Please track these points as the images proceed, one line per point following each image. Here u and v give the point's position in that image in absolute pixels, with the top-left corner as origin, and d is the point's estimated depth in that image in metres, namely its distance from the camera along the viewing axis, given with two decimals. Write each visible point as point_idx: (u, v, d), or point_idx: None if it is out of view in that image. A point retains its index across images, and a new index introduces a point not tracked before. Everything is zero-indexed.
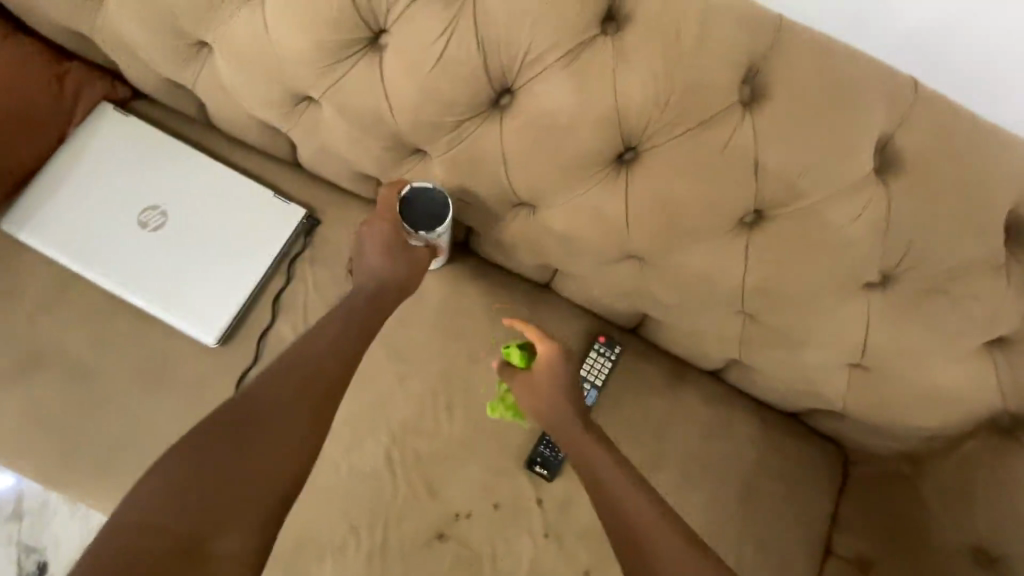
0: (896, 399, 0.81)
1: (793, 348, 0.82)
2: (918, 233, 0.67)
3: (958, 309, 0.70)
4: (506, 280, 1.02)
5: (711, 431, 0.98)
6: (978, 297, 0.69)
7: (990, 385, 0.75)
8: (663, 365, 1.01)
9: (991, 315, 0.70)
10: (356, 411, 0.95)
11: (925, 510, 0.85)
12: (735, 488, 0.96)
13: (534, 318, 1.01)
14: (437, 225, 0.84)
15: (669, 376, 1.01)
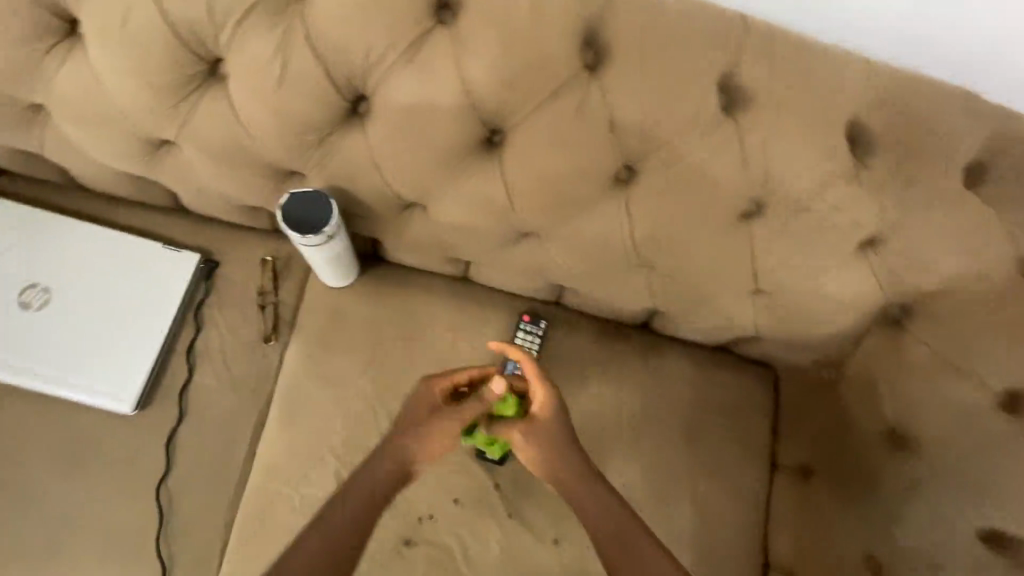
0: (798, 315, 0.86)
1: (697, 288, 0.86)
2: (774, 159, 0.71)
3: (827, 220, 0.75)
4: (423, 280, 1.02)
5: (649, 382, 1.02)
6: (842, 206, 0.73)
7: (877, 284, 0.80)
8: (591, 329, 1.04)
9: (857, 219, 0.74)
10: (298, 443, 0.94)
11: (846, 408, 0.91)
12: (679, 429, 1.00)
13: (458, 311, 1.01)
14: (324, 225, 0.78)
15: (599, 338, 1.04)
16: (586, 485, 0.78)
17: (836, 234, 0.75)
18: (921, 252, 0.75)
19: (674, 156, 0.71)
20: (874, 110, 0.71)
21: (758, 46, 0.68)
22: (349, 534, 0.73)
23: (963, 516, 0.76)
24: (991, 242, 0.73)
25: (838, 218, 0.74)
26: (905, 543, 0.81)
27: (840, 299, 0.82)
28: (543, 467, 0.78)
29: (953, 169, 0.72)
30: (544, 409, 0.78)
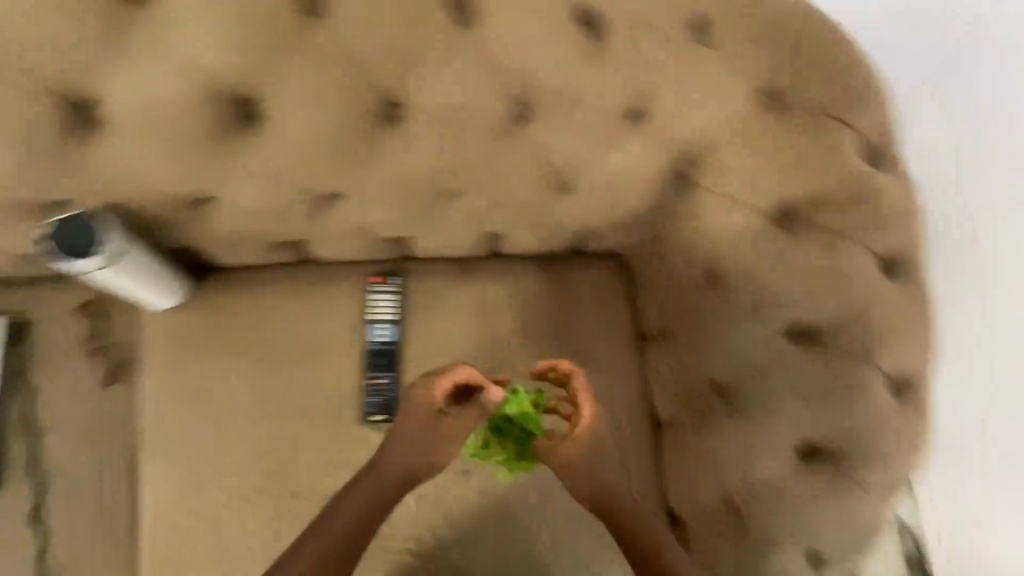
0: (607, 200, 0.92)
1: (511, 201, 0.91)
2: (513, 62, 0.75)
3: (587, 106, 0.80)
4: (261, 277, 1.00)
5: (507, 302, 1.07)
6: (592, 88, 0.79)
7: (659, 152, 0.86)
8: (443, 271, 1.07)
9: (617, 97, 0.80)
10: (184, 466, 0.94)
11: (679, 267, 0.95)
12: (551, 335, 1.07)
13: (306, 295, 1.00)
14: (77, 258, 0.76)
15: (453, 277, 1.07)
16: (619, 490, 0.84)
17: (602, 115, 0.82)
18: (681, 111, 0.82)
19: (427, 82, 0.74)
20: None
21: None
22: (358, 536, 0.85)
23: (766, 324, 0.87)
24: (733, 86, 0.82)
25: (597, 100, 0.80)
26: (731, 365, 0.91)
27: (634, 174, 0.89)
28: (580, 488, 0.84)
29: (679, 26, 0.79)
30: (588, 429, 0.82)
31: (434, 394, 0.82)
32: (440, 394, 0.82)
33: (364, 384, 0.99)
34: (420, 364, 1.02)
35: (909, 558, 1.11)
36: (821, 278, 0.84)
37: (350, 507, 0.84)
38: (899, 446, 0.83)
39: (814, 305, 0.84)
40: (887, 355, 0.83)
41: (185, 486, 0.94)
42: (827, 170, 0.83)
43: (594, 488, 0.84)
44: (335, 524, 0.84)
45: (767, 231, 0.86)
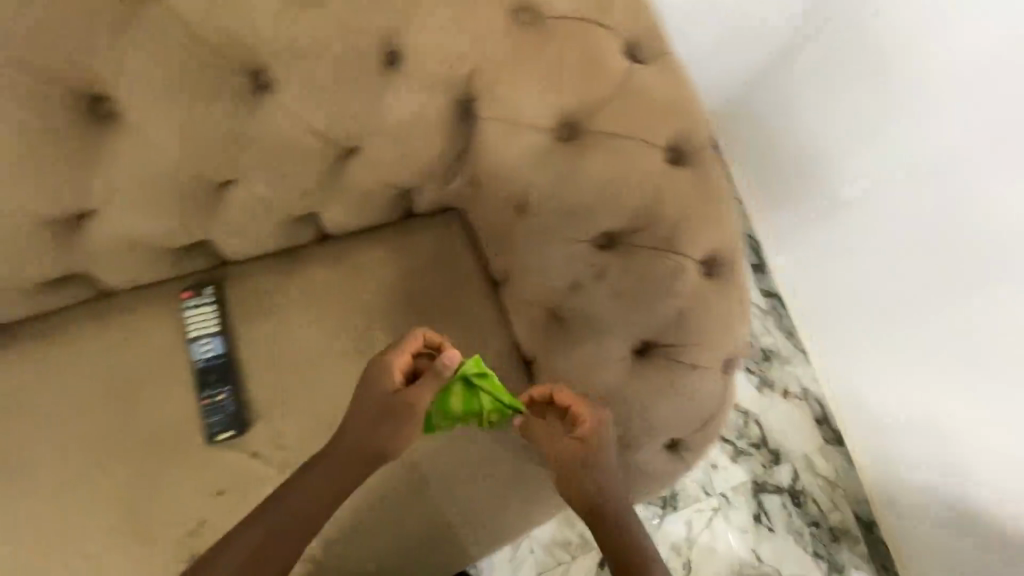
0: (398, 151, 0.87)
1: (293, 179, 0.85)
2: (221, 28, 0.71)
3: (325, 58, 0.75)
4: (64, 320, 0.96)
5: (345, 281, 1.05)
6: (321, 38, 0.74)
7: (425, 93, 0.82)
8: (266, 267, 1.02)
9: (356, 35, 0.75)
10: (28, 533, 0.89)
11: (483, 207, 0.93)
12: (397, 303, 1.07)
13: (124, 326, 0.96)
14: None
15: (280, 269, 1.02)
16: (586, 471, 0.85)
17: (351, 61, 0.76)
18: (432, 38, 0.78)
19: (136, 66, 0.71)
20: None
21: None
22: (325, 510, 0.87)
23: (577, 240, 0.85)
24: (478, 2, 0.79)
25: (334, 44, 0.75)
26: (551, 288, 0.88)
27: (412, 117, 0.83)
28: (562, 477, 0.86)
29: None
30: (588, 435, 0.84)
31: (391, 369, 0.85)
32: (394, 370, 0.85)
33: (200, 406, 0.93)
34: (262, 366, 0.97)
35: (807, 318, 1.65)
36: (614, 177, 0.83)
37: (313, 488, 0.85)
38: (721, 320, 0.87)
39: (616, 209, 0.84)
40: (692, 239, 0.85)
41: (31, 554, 0.89)
42: (595, 66, 0.81)
43: (566, 470, 0.85)
44: (292, 499, 0.85)
45: (552, 144, 0.83)
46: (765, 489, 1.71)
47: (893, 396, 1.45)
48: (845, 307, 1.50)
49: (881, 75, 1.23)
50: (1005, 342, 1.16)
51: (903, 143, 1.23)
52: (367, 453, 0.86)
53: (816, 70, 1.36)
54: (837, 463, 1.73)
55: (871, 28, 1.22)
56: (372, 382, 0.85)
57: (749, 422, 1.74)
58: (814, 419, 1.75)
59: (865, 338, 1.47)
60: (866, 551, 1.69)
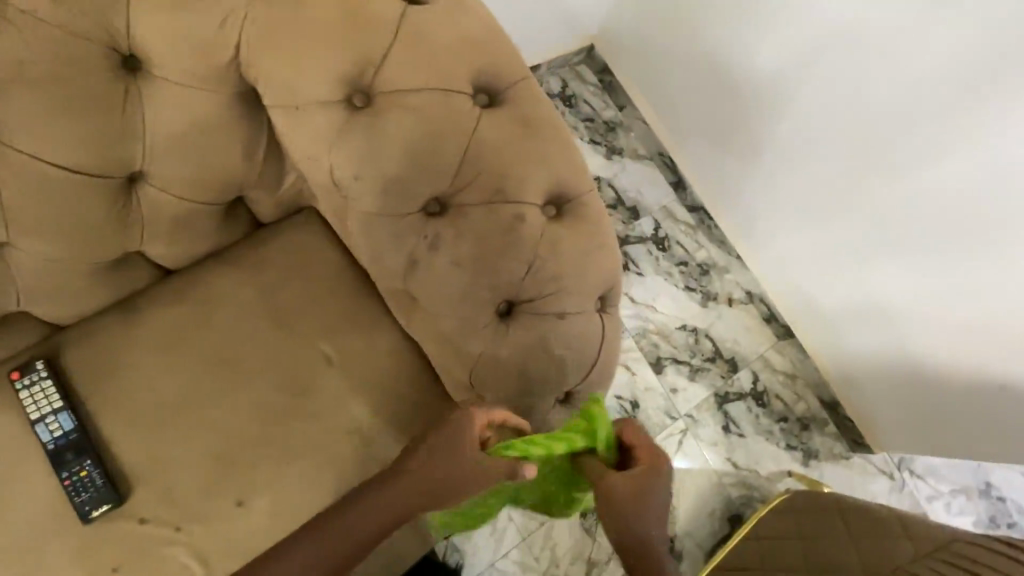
0: (187, 164, 0.78)
1: (77, 223, 0.76)
2: None
3: (39, 84, 0.66)
4: None
5: (201, 315, 0.97)
6: (23, 60, 0.64)
7: (184, 92, 0.73)
8: (106, 322, 0.94)
9: (63, 46, 0.65)
10: None
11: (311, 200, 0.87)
12: (264, 321, 0.98)
13: None
14: None
15: (122, 319, 0.94)
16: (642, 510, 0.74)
17: (72, 80, 0.67)
18: (161, 31, 0.69)
19: None
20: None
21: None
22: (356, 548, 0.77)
23: (403, 215, 0.78)
24: None
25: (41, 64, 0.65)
26: (400, 271, 0.82)
27: (180, 125, 0.75)
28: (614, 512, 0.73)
29: None
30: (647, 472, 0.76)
31: (468, 420, 0.74)
32: (474, 428, 0.73)
33: (64, 488, 0.86)
34: (126, 426, 0.90)
35: (736, 213, 1.68)
36: (419, 134, 0.74)
37: (359, 515, 0.76)
38: (584, 259, 0.80)
39: (432, 171, 0.76)
40: (525, 182, 0.77)
41: None
42: (359, 20, 0.72)
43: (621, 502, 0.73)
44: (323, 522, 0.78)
45: (343, 116, 0.75)
46: (729, 397, 1.74)
47: (843, 290, 1.48)
48: (767, 194, 1.54)
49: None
50: (912, 188, 1.21)
51: (799, 15, 1.25)
52: (420, 500, 0.74)
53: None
54: (792, 355, 1.77)
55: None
56: (460, 443, 0.73)
57: (699, 338, 1.77)
58: (762, 320, 1.78)
59: (790, 220, 1.51)
60: (835, 430, 1.74)
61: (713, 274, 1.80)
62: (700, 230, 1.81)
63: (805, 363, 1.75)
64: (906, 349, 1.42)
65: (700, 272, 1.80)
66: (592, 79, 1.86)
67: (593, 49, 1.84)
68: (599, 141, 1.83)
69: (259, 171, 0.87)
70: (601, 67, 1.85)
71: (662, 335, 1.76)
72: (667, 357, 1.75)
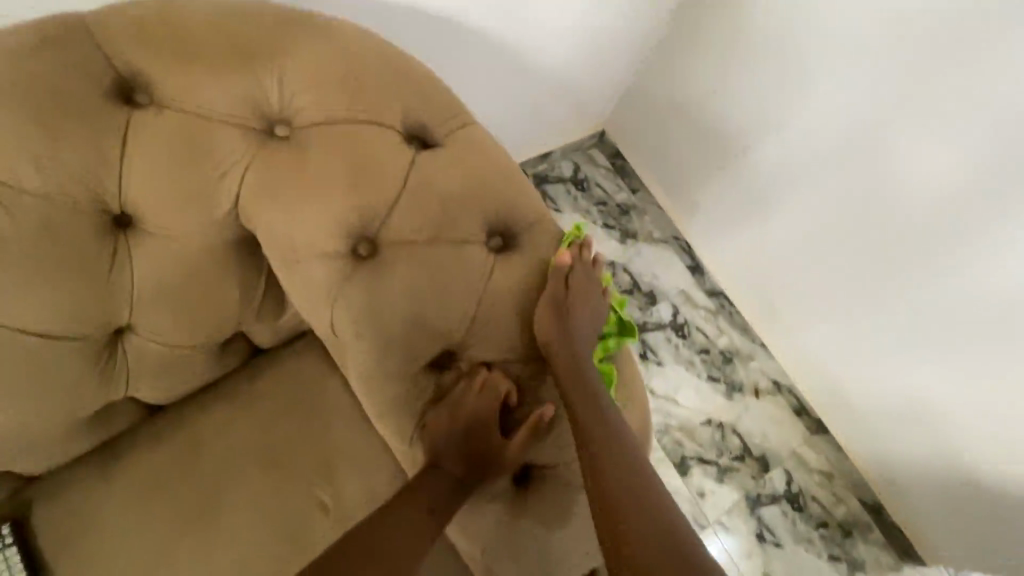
0: (178, 316, 0.73)
1: (58, 385, 0.70)
2: None
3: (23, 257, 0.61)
4: None
5: (188, 459, 0.89)
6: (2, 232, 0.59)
7: (180, 248, 0.68)
8: (85, 475, 0.86)
9: (47, 217, 0.61)
10: None
11: None
12: (257, 465, 0.90)
13: None
14: None
15: (104, 469, 0.86)
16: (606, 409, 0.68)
17: (57, 252, 0.62)
18: (157, 189, 0.65)
19: None
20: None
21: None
22: None
23: (407, 372, 0.71)
24: (208, 136, 0.65)
25: (20, 238, 0.60)
26: (406, 426, 0.74)
27: (173, 281, 0.70)
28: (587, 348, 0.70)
29: (77, 110, 0.60)
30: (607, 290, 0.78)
31: (488, 395, 0.69)
32: (494, 402, 0.69)
33: None
34: None
35: (755, 302, 1.54)
36: (427, 286, 0.69)
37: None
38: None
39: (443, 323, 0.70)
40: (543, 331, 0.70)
41: None
42: (366, 169, 0.68)
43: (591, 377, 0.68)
44: None
45: (345, 268, 0.69)
46: (761, 501, 1.52)
47: (888, 396, 1.32)
48: (793, 287, 1.40)
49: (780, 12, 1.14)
50: (967, 280, 1.08)
51: (818, 92, 1.16)
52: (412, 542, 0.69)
53: (707, 28, 1.28)
54: (827, 452, 1.55)
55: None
56: (480, 416, 0.69)
57: (726, 434, 1.57)
58: (792, 412, 1.58)
59: (819, 298, 1.36)
60: (881, 536, 1.49)
61: (736, 362, 1.62)
62: (720, 315, 1.64)
63: (841, 461, 1.53)
64: (961, 453, 1.24)
65: (722, 360, 1.62)
66: (605, 162, 1.72)
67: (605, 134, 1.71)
68: (613, 227, 1.68)
69: (255, 310, 0.81)
70: (615, 152, 1.71)
71: (686, 431, 1.57)
72: (692, 458, 1.55)
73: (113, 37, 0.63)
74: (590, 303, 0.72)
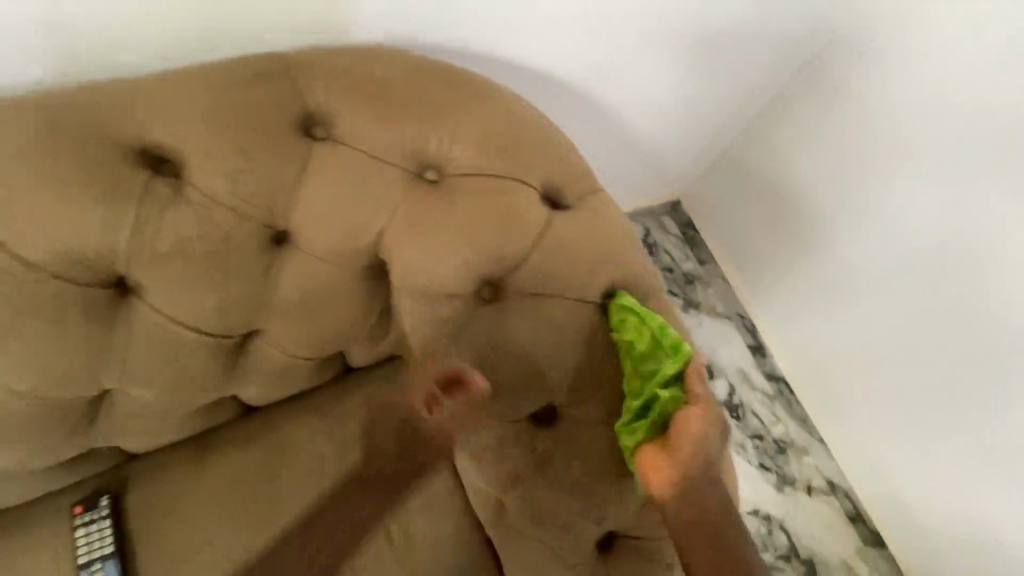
0: (306, 331, 0.78)
1: (189, 376, 0.75)
2: (74, 241, 0.61)
3: (198, 255, 0.66)
4: None
5: (273, 465, 0.92)
6: (185, 232, 0.65)
7: (324, 268, 0.73)
8: (178, 465, 0.90)
9: (228, 225, 0.66)
10: None
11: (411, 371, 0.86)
12: (333, 481, 0.93)
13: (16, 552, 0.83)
14: None
15: (196, 461, 0.90)
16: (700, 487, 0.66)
17: (225, 256, 0.67)
18: (321, 214, 0.70)
19: None
20: (144, 119, 0.64)
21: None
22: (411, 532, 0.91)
23: (509, 419, 0.75)
24: (372, 175, 0.72)
25: (202, 240, 0.66)
26: (496, 472, 0.77)
27: (310, 298, 0.75)
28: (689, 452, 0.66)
29: (270, 136, 0.67)
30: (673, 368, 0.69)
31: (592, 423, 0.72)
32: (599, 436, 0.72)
33: None
34: None
35: (802, 383, 1.36)
36: (546, 340, 0.73)
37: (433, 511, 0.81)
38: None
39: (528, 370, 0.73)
40: None
41: None
42: (506, 221, 0.72)
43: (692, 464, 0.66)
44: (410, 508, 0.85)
45: (472, 311, 0.74)
46: None
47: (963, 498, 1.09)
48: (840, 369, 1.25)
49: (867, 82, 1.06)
50: None
51: (883, 159, 1.06)
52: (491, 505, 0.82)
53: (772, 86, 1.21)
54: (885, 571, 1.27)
55: (846, 44, 1.07)
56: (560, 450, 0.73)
57: (773, 530, 1.30)
58: (845, 518, 1.31)
59: (883, 398, 1.17)
60: None
61: (790, 453, 1.36)
62: (778, 401, 1.40)
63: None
64: None
65: (775, 450, 1.36)
66: (675, 232, 1.53)
67: (679, 204, 1.54)
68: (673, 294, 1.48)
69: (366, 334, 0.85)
70: (688, 222, 1.53)
71: None
72: None
73: (307, 77, 0.71)
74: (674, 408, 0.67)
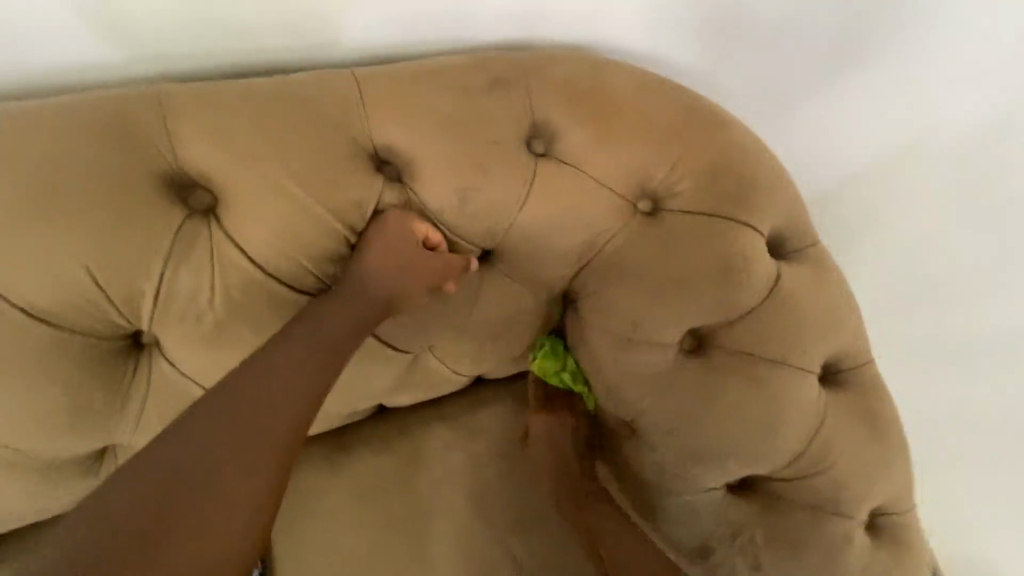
0: (482, 353, 0.72)
1: (361, 386, 0.70)
2: (303, 246, 0.56)
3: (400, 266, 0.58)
4: None
5: (407, 474, 0.86)
6: (394, 246, 0.58)
7: (521, 291, 0.68)
8: (191, 442, 0.48)
9: (444, 264, 0.60)
10: None
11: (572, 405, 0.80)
12: (465, 502, 0.86)
13: None
14: None
15: (217, 425, 0.49)
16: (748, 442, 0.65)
17: (436, 285, 0.61)
18: (535, 236, 0.64)
19: (196, 300, 0.55)
20: (378, 118, 0.58)
21: (191, 114, 0.54)
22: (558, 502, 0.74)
23: (706, 489, 0.69)
24: (591, 202, 0.65)
25: (422, 272, 0.59)
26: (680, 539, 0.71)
27: (496, 320, 0.69)
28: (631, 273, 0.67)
29: (498, 148, 0.61)
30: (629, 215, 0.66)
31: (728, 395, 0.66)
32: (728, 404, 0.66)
33: None
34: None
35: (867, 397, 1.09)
36: (757, 408, 0.66)
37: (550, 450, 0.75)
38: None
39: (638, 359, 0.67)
40: (860, 494, 0.68)
41: None
42: (736, 272, 0.65)
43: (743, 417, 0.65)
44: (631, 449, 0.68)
45: (624, 331, 0.67)
46: None
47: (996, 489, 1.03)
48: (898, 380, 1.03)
49: (899, 93, 0.76)
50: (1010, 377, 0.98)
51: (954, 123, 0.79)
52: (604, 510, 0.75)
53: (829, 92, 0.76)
54: None
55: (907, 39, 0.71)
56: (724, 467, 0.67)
57: None
58: None
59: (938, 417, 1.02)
60: None
61: None
62: None
63: None
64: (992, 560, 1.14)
65: None
66: None
67: None
68: None
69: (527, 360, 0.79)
70: None
71: None
72: None
73: (534, 85, 0.64)
74: (695, 306, 0.65)
